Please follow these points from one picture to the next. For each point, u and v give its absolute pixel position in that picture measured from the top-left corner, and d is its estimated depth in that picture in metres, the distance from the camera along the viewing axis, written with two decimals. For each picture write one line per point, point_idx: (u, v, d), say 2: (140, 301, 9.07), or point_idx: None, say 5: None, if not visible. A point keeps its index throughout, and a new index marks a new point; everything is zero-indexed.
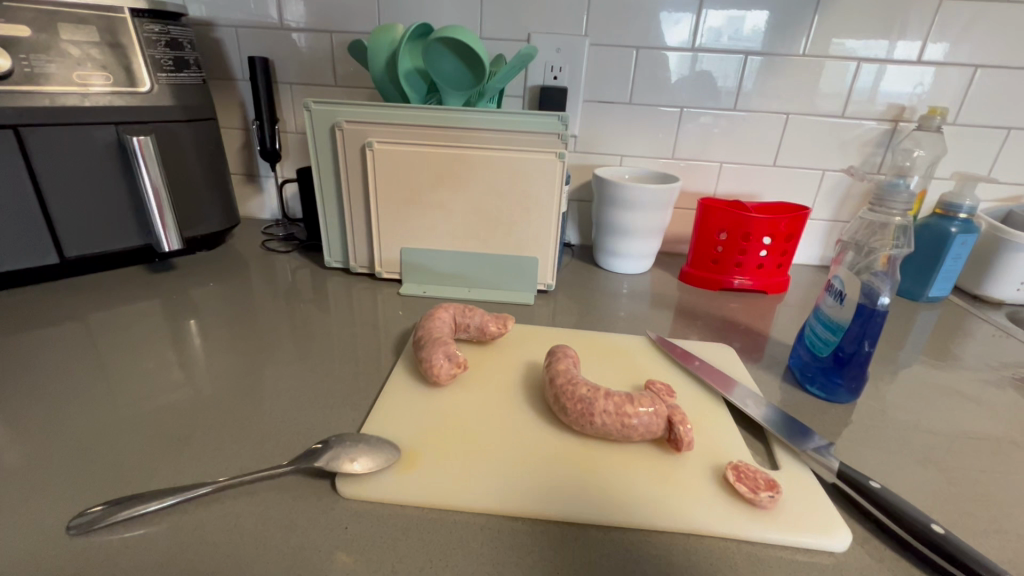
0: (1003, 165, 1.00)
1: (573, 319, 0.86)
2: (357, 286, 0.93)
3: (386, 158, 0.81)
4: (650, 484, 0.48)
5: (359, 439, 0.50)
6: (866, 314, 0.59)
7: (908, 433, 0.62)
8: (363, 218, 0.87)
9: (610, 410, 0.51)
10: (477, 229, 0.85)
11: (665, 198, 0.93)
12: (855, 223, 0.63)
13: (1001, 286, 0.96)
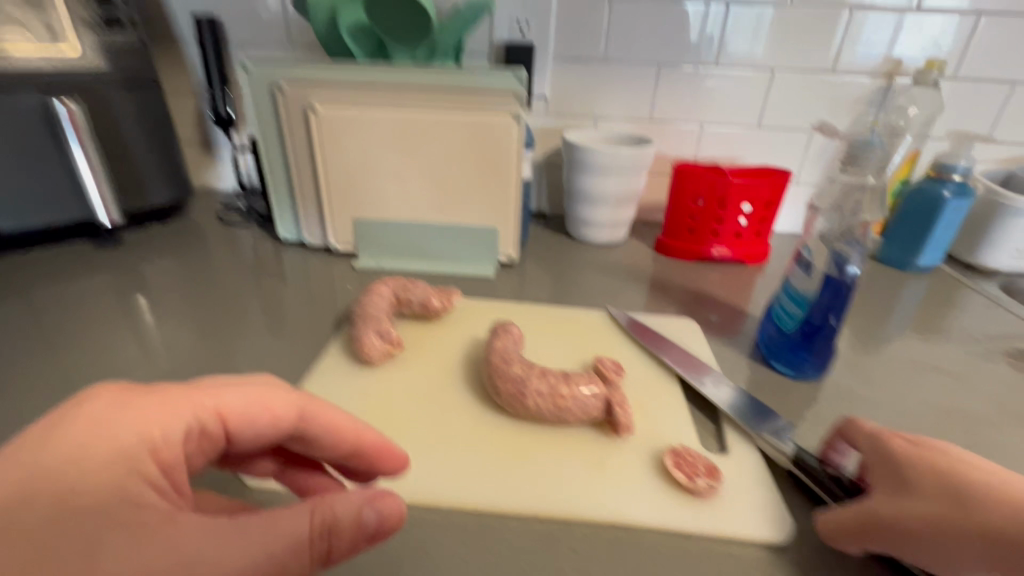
0: (1006, 124, 0.92)
1: (536, 292, 0.81)
2: (312, 259, 0.88)
3: (331, 122, 0.75)
4: (583, 469, 0.45)
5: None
6: (833, 285, 0.54)
7: (877, 414, 0.58)
8: (313, 188, 0.82)
9: (544, 391, 0.47)
10: (432, 199, 0.80)
11: (637, 163, 0.87)
12: (827, 186, 0.58)
13: (995, 255, 0.90)
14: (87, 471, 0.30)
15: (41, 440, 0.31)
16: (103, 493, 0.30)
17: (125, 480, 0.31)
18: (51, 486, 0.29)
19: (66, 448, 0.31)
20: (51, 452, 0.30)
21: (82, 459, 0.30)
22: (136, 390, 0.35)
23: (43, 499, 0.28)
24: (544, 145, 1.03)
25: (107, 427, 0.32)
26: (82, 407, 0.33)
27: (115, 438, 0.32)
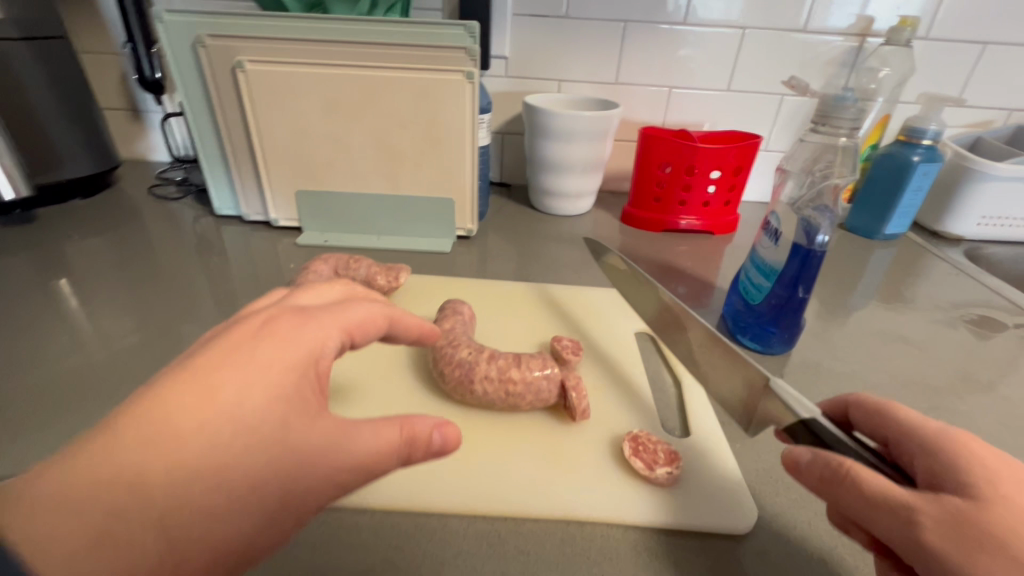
0: (975, 87, 0.90)
1: (496, 267, 0.77)
2: (253, 235, 0.81)
3: (261, 81, 0.68)
4: (536, 465, 0.41)
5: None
6: (801, 255, 0.50)
7: (845, 387, 0.56)
8: (249, 156, 0.75)
9: (493, 376, 0.43)
10: (380, 168, 0.74)
11: (602, 128, 0.82)
12: (797, 149, 0.54)
13: (961, 222, 0.89)
14: (211, 375, 0.27)
15: (247, 352, 0.28)
16: (248, 404, 0.27)
17: (289, 385, 0.28)
18: (158, 398, 0.26)
19: (218, 361, 0.28)
20: (218, 363, 0.28)
21: (217, 370, 0.27)
22: (291, 317, 0.31)
23: (173, 415, 0.25)
24: (505, 110, 0.97)
25: (289, 335, 0.30)
26: (297, 317, 0.31)
27: (289, 343, 0.29)
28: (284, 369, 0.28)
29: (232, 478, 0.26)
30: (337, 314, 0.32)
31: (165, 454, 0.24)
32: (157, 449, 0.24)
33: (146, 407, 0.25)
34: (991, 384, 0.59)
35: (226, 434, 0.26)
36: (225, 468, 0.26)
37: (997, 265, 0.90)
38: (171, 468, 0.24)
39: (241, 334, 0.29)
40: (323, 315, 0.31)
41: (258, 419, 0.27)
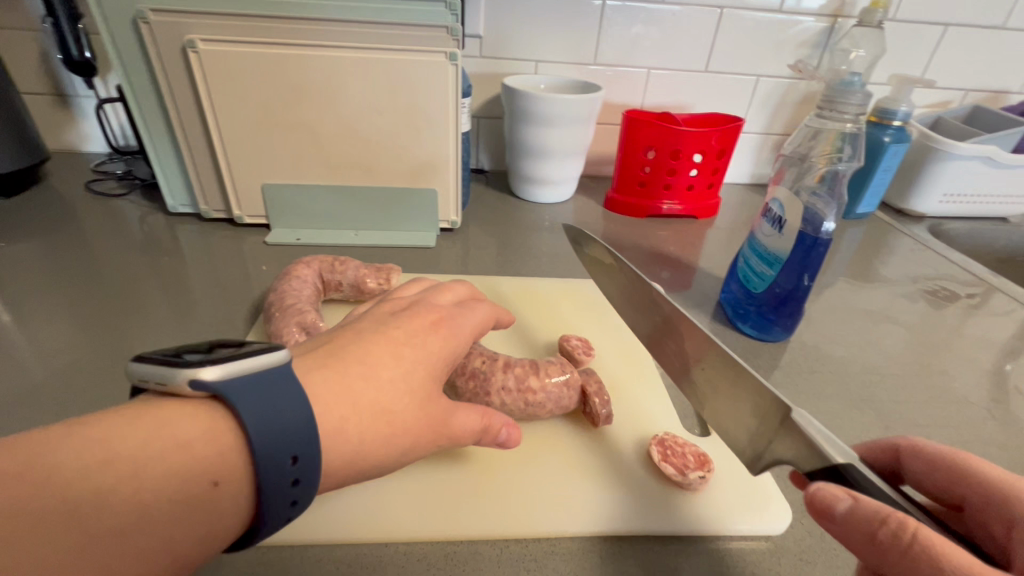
0: (937, 68, 0.93)
1: (483, 260, 0.73)
2: (213, 234, 0.74)
3: (215, 63, 0.60)
4: (561, 477, 0.42)
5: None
6: (807, 244, 0.50)
7: (842, 370, 0.57)
8: (206, 147, 0.68)
9: (511, 388, 0.41)
10: (355, 158, 0.68)
11: (586, 113, 0.79)
12: (799, 132, 0.54)
13: (924, 199, 0.93)
14: (367, 354, 0.32)
15: (392, 338, 0.34)
16: (393, 373, 0.32)
17: (418, 373, 0.33)
18: (337, 363, 0.31)
19: (375, 344, 0.33)
20: (372, 346, 0.33)
21: (371, 350, 0.33)
22: (432, 324, 0.37)
23: (345, 376, 0.30)
24: (480, 92, 0.92)
25: (426, 335, 0.36)
26: (429, 317, 0.38)
27: (425, 336, 0.36)
28: (422, 354, 0.34)
29: (377, 439, 0.30)
30: (457, 318, 0.39)
31: (334, 408, 0.29)
32: (335, 397, 0.29)
33: (332, 369, 0.30)
34: (971, 357, 0.61)
35: (375, 402, 0.30)
36: (372, 429, 0.30)
37: (956, 240, 0.94)
38: (338, 422, 0.29)
39: (388, 325, 0.36)
40: (445, 317, 0.38)
41: (395, 397, 0.31)
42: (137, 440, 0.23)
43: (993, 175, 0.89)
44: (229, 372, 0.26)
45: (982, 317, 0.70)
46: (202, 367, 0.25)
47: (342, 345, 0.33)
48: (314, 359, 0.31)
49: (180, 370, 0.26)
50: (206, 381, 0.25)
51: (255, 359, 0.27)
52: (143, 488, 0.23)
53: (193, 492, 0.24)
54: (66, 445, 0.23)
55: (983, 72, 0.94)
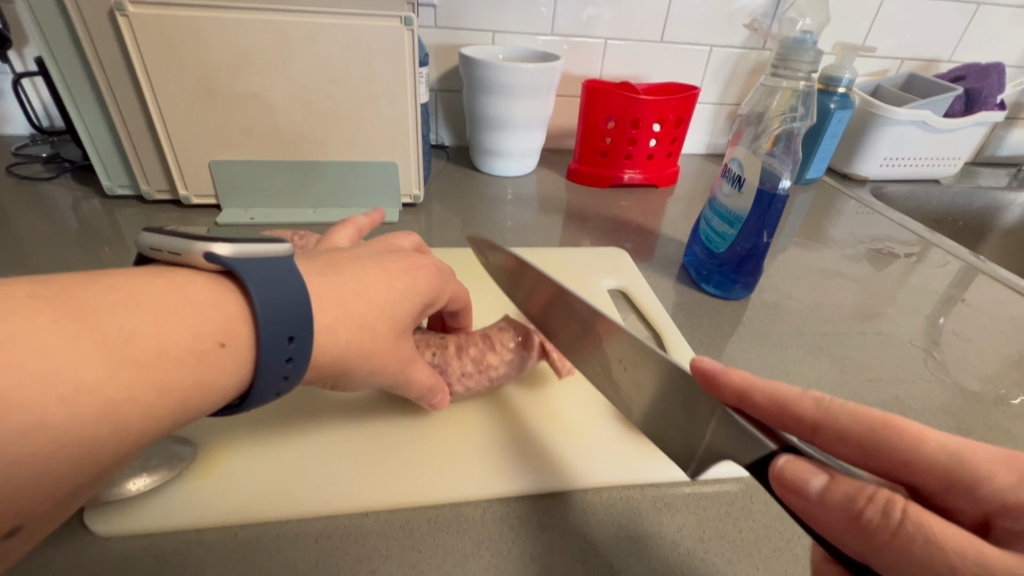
0: (875, 36, 0.97)
1: (448, 235, 0.72)
2: (158, 216, 0.70)
3: (148, 28, 0.56)
4: (539, 439, 0.42)
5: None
6: (765, 202, 0.52)
7: (799, 324, 0.59)
8: (143, 121, 0.63)
9: (470, 371, 0.43)
10: (310, 131, 0.65)
11: (546, 82, 0.79)
12: (755, 93, 0.55)
13: (867, 164, 0.98)
14: (361, 274, 0.35)
15: (388, 270, 0.37)
16: (382, 300, 0.35)
17: (402, 310, 0.36)
18: (336, 274, 0.34)
19: (370, 269, 0.36)
20: (366, 269, 0.35)
21: (364, 273, 0.35)
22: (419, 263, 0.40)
23: (340, 289, 0.33)
24: (437, 64, 0.90)
25: (416, 275, 0.38)
26: (422, 262, 0.40)
27: (416, 277, 0.38)
28: (409, 291, 0.37)
29: (358, 348, 0.33)
30: (446, 276, 0.42)
31: (328, 313, 0.31)
32: (330, 305, 0.32)
33: (331, 277, 0.33)
34: (913, 306, 0.66)
35: (363, 316, 0.33)
36: (359, 339, 0.33)
37: (895, 201, 1.00)
38: (329, 329, 0.31)
39: (383, 258, 0.38)
40: (436, 270, 0.41)
41: (382, 317, 0.34)
42: (155, 297, 0.26)
43: (927, 139, 0.94)
44: (238, 252, 0.29)
45: (920, 270, 0.74)
46: (215, 243, 0.28)
47: (340, 259, 0.36)
48: (313, 264, 0.34)
49: (195, 245, 0.29)
50: (217, 256, 0.28)
51: (259, 247, 0.30)
52: (159, 338, 0.25)
53: (204, 349, 0.26)
54: (91, 287, 0.24)
55: (918, 41, 0.99)
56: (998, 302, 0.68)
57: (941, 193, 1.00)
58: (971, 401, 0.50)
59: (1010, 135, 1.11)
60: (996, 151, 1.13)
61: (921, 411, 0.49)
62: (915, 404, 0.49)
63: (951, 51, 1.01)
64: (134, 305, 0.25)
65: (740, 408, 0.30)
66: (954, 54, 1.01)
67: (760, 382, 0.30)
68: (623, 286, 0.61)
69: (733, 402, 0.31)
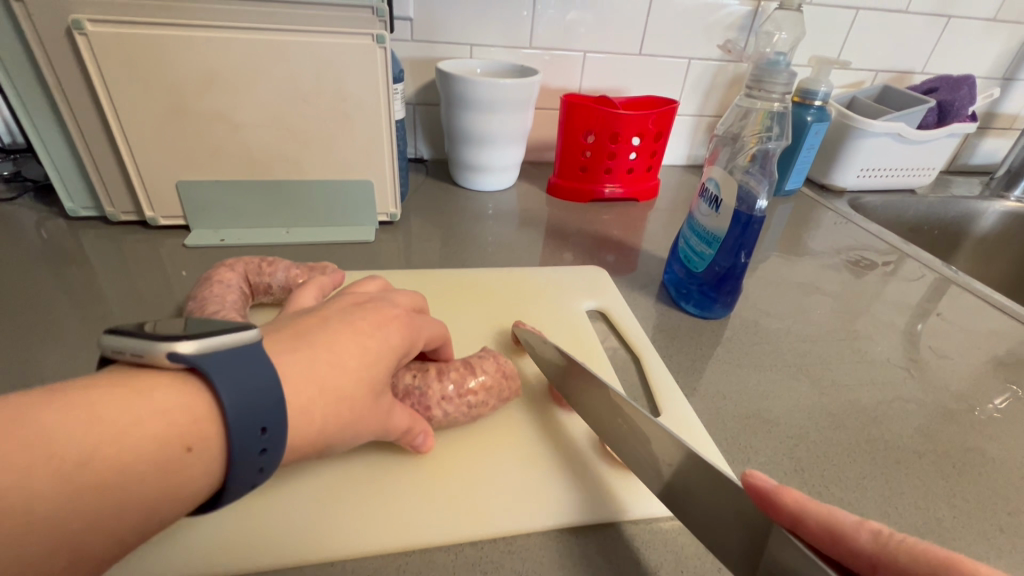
0: (850, 49, 0.98)
1: (425, 254, 0.71)
2: (122, 237, 0.67)
3: (108, 46, 0.54)
4: (515, 476, 0.41)
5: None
6: (743, 222, 0.51)
7: (779, 342, 0.59)
8: (105, 141, 0.61)
9: (450, 396, 0.41)
10: (282, 150, 0.63)
11: (525, 96, 0.78)
12: (731, 112, 0.55)
13: (844, 175, 0.98)
14: (331, 342, 0.34)
15: (358, 329, 0.35)
16: (355, 363, 0.34)
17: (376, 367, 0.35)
18: (306, 347, 0.32)
19: (340, 332, 0.35)
20: (337, 333, 0.34)
21: (337, 338, 0.34)
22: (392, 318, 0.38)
23: (311, 362, 0.32)
24: (414, 78, 0.89)
25: (388, 329, 0.37)
26: (393, 313, 0.39)
27: (387, 332, 0.37)
28: (382, 347, 0.36)
29: (339, 420, 0.32)
30: (420, 324, 0.40)
31: (300, 391, 0.30)
32: (302, 382, 0.31)
33: (302, 351, 0.32)
34: (890, 321, 0.66)
35: (338, 387, 0.32)
36: (338, 410, 0.32)
37: (873, 211, 1.01)
38: (304, 404, 0.30)
39: (351, 317, 0.37)
40: (406, 318, 0.40)
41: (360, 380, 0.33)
42: (116, 409, 0.25)
43: (902, 150, 0.95)
44: (205, 347, 0.27)
45: (897, 282, 0.75)
46: (179, 342, 0.26)
47: (308, 329, 0.34)
48: (283, 341, 0.33)
49: (156, 344, 0.26)
50: (183, 355, 0.26)
51: (228, 337, 0.28)
52: (121, 452, 0.24)
53: (167, 455, 0.25)
54: (46, 407, 0.24)
55: (891, 53, 1.00)
56: (973, 315, 0.68)
57: (916, 203, 1.02)
58: (949, 420, 0.50)
59: (982, 144, 1.13)
60: (968, 160, 1.15)
61: (900, 432, 0.48)
62: (894, 425, 0.49)
63: (923, 63, 1.02)
64: (95, 419, 0.24)
65: (797, 532, 0.28)
66: (926, 67, 1.03)
67: (817, 507, 0.28)
68: (602, 307, 0.61)
69: (788, 524, 0.28)
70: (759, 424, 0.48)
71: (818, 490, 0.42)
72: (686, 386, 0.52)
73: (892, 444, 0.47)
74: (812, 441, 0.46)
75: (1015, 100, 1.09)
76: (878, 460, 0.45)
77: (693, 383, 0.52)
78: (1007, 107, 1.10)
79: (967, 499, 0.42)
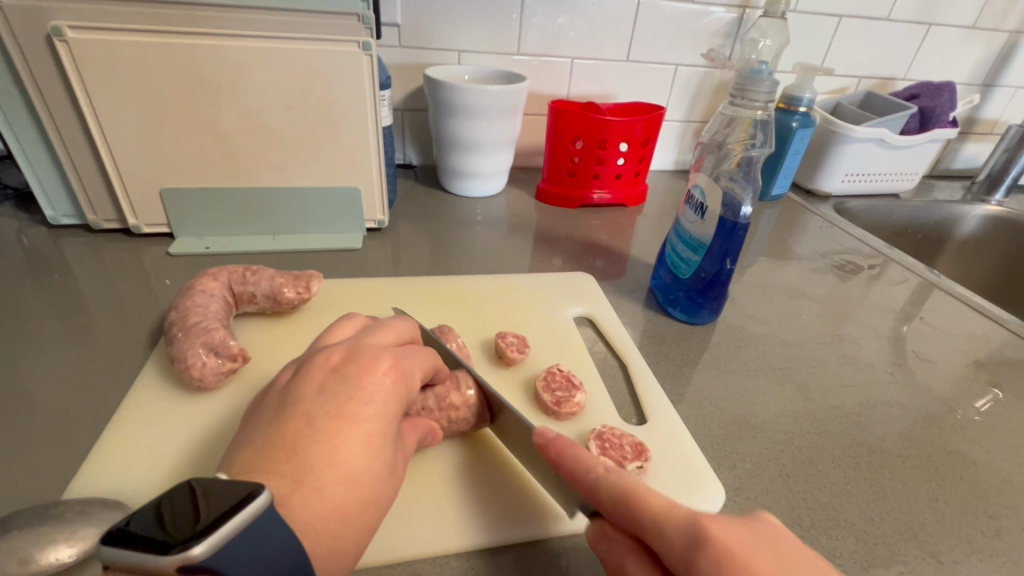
0: (833, 56, 1.00)
1: (414, 261, 0.70)
2: (105, 246, 0.66)
3: (89, 54, 0.53)
4: (499, 487, 0.41)
5: (87, 510, 0.33)
6: (727, 229, 0.52)
7: (765, 347, 0.60)
8: (88, 149, 0.60)
9: (432, 407, 0.41)
10: (266, 157, 0.63)
11: (512, 103, 0.78)
12: (714, 121, 0.55)
13: (829, 179, 0.99)
14: (330, 454, 0.29)
15: (349, 417, 0.30)
16: (364, 465, 0.30)
17: (385, 459, 0.31)
18: (311, 477, 0.28)
19: (334, 429, 0.30)
20: (331, 434, 0.30)
21: (335, 442, 0.29)
22: (375, 368, 0.33)
23: (319, 494, 0.28)
24: (401, 84, 0.89)
25: (375, 389, 0.32)
26: (379, 367, 0.33)
27: (382, 401, 0.32)
28: (383, 431, 0.31)
29: (360, 497, 0.29)
30: (407, 369, 0.35)
31: (323, 532, 0.27)
32: (323, 522, 0.27)
33: (307, 486, 0.28)
34: (877, 326, 0.67)
35: (357, 504, 0.29)
36: (363, 527, 0.29)
37: (858, 216, 1.02)
38: (332, 544, 0.27)
39: (334, 397, 0.31)
40: (395, 369, 0.34)
41: (377, 489, 0.30)
42: None
43: (885, 155, 0.97)
44: (218, 541, 0.22)
45: (880, 286, 0.76)
46: (189, 549, 0.21)
47: (297, 441, 0.29)
48: (281, 474, 0.28)
49: (159, 556, 0.21)
50: (197, 562, 0.21)
51: (241, 516, 0.23)
52: None
53: None
54: None
55: (873, 60, 1.02)
56: (955, 319, 0.69)
57: (901, 208, 1.03)
58: (932, 423, 0.51)
59: (963, 148, 1.15)
60: (950, 164, 1.17)
61: (884, 436, 0.49)
62: (878, 430, 0.49)
63: (905, 70, 1.04)
64: None
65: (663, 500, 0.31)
66: (908, 73, 1.04)
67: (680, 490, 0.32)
68: (589, 313, 0.61)
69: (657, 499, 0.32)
70: (745, 430, 0.48)
71: (803, 496, 0.42)
72: (673, 392, 0.52)
73: (876, 449, 0.47)
74: (797, 447, 0.47)
75: (995, 105, 1.11)
76: (863, 465, 0.46)
77: (680, 390, 0.52)
78: (988, 113, 1.12)
79: (950, 503, 0.43)
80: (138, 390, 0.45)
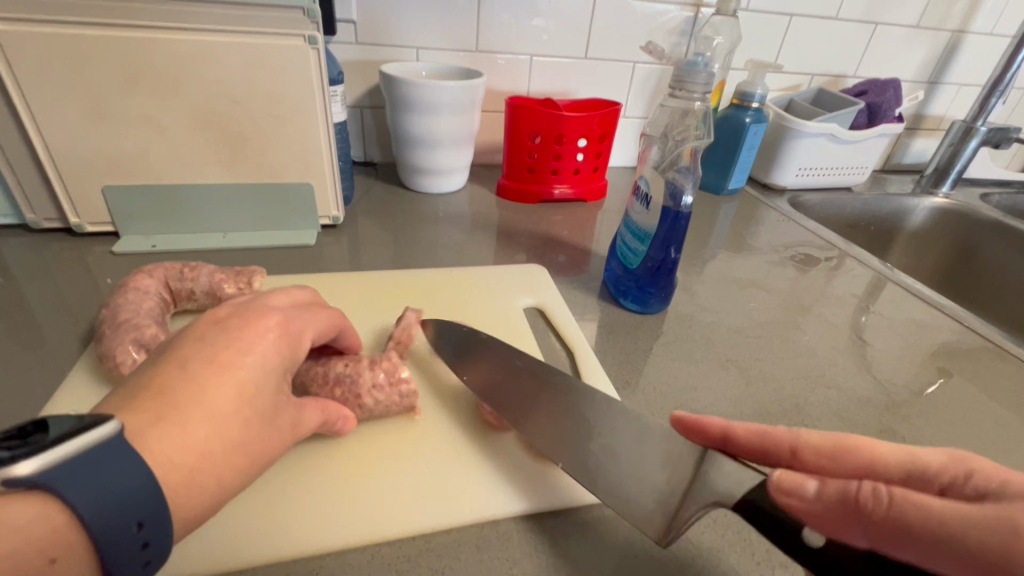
0: (786, 54, 1.03)
1: (371, 257, 0.70)
2: (45, 246, 0.64)
3: (18, 47, 0.52)
4: (436, 473, 0.41)
5: None
6: (671, 217, 0.53)
7: (713, 335, 0.61)
8: (22, 147, 0.58)
9: (381, 383, 0.43)
10: (211, 152, 0.62)
11: (469, 98, 0.78)
12: (659, 113, 0.56)
13: (784, 174, 1.02)
14: (197, 392, 0.31)
15: (222, 363, 0.33)
16: (234, 408, 0.31)
17: (259, 404, 0.33)
18: (173, 412, 0.30)
19: (205, 373, 0.32)
20: (201, 376, 0.32)
21: (203, 384, 0.31)
22: (261, 326, 0.36)
23: (182, 428, 0.29)
24: (359, 81, 0.88)
25: (254, 339, 0.35)
26: (265, 322, 0.36)
27: (262, 351, 0.34)
28: (259, 379, 0.33)
29: (223, 439, 0.30)
30: (297, 325, 0.38)
31: (179, 464, 0.28)
32: (179, 455, 0.29)
33: (169, 420, 0.29)
34: (824, 314, 0.69)
35: (222, 444, 0.30)
36: (227, 468, 0.30)
37: (812, 210, 1.05)
38: (187, 472, 0.29)
39: (211, 346, 0.34)
40: (283, 325, 0.37)
41: (248, 430, 0.32)
42: None
43: (837, 149, 1.00)
44: (50, 462, 0.24)
45: (829, 276, 0.78)
46: (16, 463, 0.23)
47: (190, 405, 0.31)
48: (142, 408, 0.29)
49: None
50: (23, 478, 0.23)
51: (80, 441, 0.25)
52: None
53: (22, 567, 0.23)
54: None
55: (824, 58, 1.05)
56: (899, 306, 0.72)
57: (852, 201, 1.06)
58: (867, 404, 0.53)
59: (912, 143, 1.19)
60: (901, 158, 1.21)
61: (819, 417, 0.50)
62: (815, 411, 0.51)
63: (855, 67, 1.07)
64: None
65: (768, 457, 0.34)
66: (858, 70, 1.08)
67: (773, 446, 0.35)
68: (539, 304, 0.61)
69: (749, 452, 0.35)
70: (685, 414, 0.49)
71: None
72: (620, 380, 0.52)
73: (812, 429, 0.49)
74: None
75: (941, 102, 1.16)
76: None
77: (627, 378, 0.53)
78: (935, 109, 1.16)
79: None
80: (69, 388, 0.44)
